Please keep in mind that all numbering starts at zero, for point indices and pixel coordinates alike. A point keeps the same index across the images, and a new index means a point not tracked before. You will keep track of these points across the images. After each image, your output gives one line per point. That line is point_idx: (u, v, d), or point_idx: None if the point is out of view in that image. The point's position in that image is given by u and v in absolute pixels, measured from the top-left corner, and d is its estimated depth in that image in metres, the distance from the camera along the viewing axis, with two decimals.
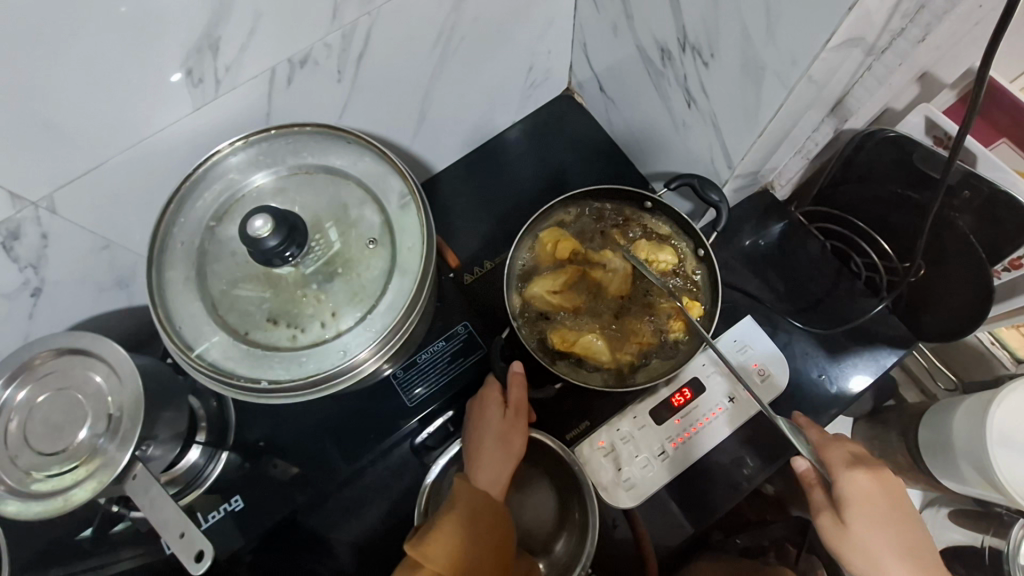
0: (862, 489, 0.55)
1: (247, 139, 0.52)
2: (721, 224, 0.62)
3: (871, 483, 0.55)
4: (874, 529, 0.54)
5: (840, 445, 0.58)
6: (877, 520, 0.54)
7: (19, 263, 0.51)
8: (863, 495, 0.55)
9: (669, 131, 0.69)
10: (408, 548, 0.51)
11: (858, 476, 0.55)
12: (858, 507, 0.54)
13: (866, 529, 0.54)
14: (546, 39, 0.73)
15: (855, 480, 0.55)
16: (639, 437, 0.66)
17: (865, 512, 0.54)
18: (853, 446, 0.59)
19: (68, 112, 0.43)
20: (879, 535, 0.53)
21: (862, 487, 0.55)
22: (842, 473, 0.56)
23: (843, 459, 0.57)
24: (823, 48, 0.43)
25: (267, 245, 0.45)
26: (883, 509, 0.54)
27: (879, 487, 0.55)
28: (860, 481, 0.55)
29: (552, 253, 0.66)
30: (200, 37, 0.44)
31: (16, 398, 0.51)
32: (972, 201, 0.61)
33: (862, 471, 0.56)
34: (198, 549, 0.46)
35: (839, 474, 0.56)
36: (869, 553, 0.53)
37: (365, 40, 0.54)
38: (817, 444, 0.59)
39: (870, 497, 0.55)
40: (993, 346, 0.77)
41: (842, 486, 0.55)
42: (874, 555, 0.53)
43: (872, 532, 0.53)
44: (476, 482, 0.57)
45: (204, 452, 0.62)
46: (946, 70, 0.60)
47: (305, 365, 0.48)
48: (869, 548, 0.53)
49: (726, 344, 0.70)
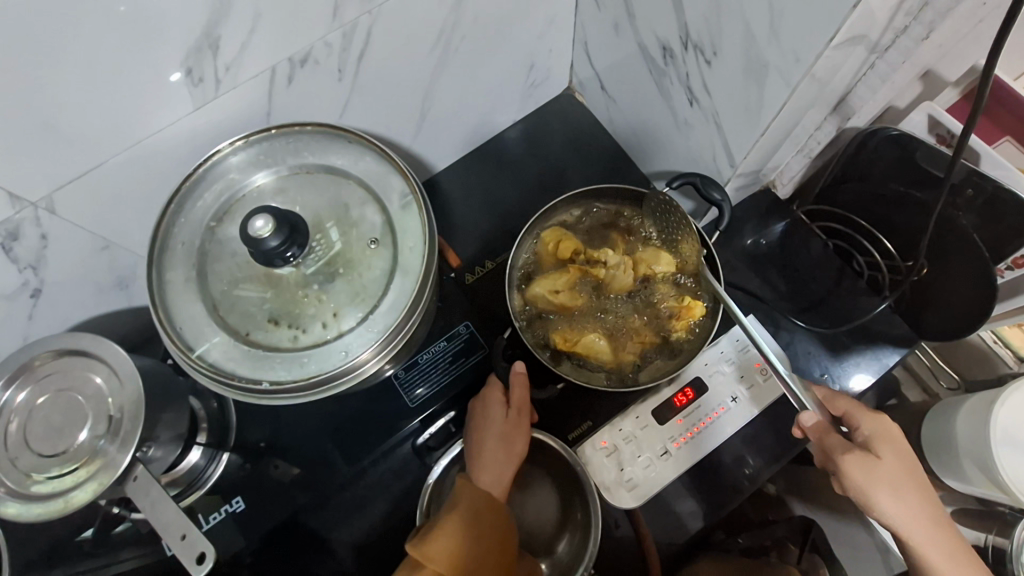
0: (883, 427, 0.55)
1: (247, 139, 0.52)
2: (722, 222, 0.61)
3: (888, 422, 0.55)
4: (900, 464, 0.52)
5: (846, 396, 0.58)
6: (902, 454, 0.53)
7: (19, 264, 0.50)
8: (886, 433, 0.54)
9: (671, 129, 0.69)
10: (411, 548, 0.50)
11: (879, 416, 0.55)
12: (884, 442, 0.53)
13: (894, 463, 0.52)
14: (547, 38, 0.73)
15: (876, 421, 0.55)
16: (640, 437, 0.66)
17: (890, 448, 0.53)
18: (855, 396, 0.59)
19: (67, 111, 0.43)
20: (905, 469, 0.52)
21: (882, 426, 0.55)
22: (862, 415, 0.56)
23: (857, 404, 0.57)
24: (827, 46, 0.42)
25: (268, 245, 0.45)
26: (903, 445, 0.54)
27: (896, 426, 0.55)
28: (880, 420, 0.55)
29: (554, 252, 0.66)
30: (200, 37, 0.44)
31: (16, 399, 0.51)
32: (974, 200, 0.61)
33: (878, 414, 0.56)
34: (199, 551, 0.45)
35: (859, 417, 0.56)
36: (897, 488, 0.51)
37: (365, 39, 0.54)
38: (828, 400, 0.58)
39: (891, 434, 0.54)
40: (995, 344, 0.78)
41: (866, 425, 0.54)
42: (901, 489, 0.52)
43: (899, 467, 0.52)
44: (479, 482, 0.56)
45: (204, 453, 0.61)
46: (949, 68, 0.60)
47: (306, 366, 0.48)
48: (898, 483, 0.52)
49: (729, 343, 0.69)
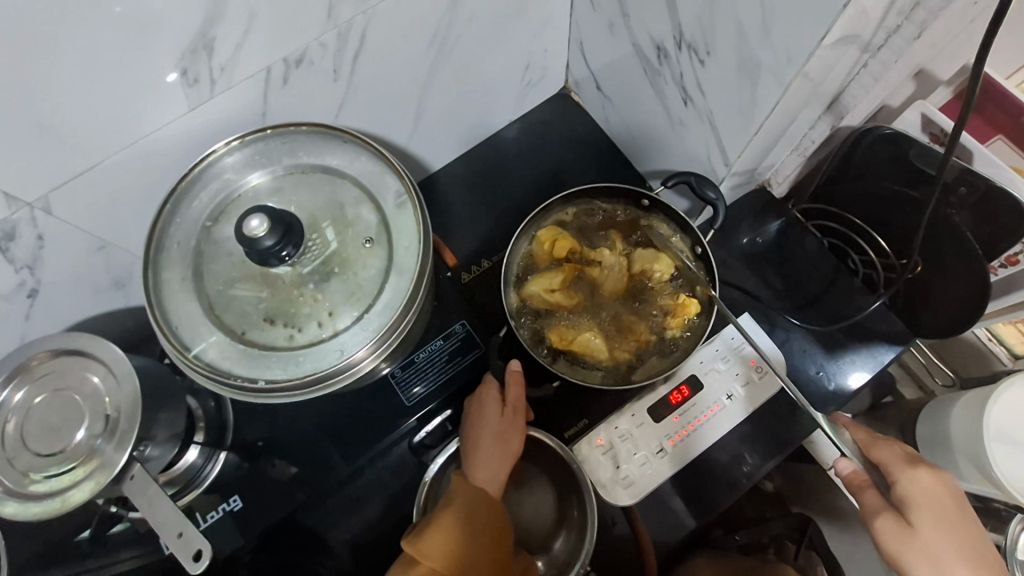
0: (924, 487, 0.53)
1: (243, 139, 0.52)
2: (717, 221, 0.62)
3: (935, 484, 0.54)
4: (940, 531, 0.51)
5: (893, 446, 0.57)
6: (943, 521, 0.52)
7: (16, 265, 0.51)
8: (929, 496, 0.53)
9: (666, 128, 0.69)
10: (407, 544, 0.51)
11: (920, 473, 0.54)
12: (924, 506, 0.52)
13: (932, 531, 0.51)
14: (542, 37, 0.73)
15: (917, 478, 0.54)
16: (637, 435, 0.66)
17: (931, 513, 0.52)
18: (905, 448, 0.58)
19: (62, 112, 0.43)
20: (946, 538, 0.51)
21: (924, 487, 0.53)
22: (902, 472, 0.55)
23: (900, 459, 0.56)
24: (820, 45, 0.43)
25: (264, 245, 0.45)
26: (948, 511, 0.52)
27: (942, 488, 0.53)
28: (922, 480, 0.54)
29: (550, 251, 0.66)
30: (195, 38, 0.44)
31: (14, 399, 0.51)
32: (967, 197, 0.61)
33: (924, 470, 0.54)
34: (197, 549, 0.46)
35: (898, 473, 0.55)
36: (936, 557, 0.50)
37: (360, 39, 0.54)
38: (868, 446, 0.58)
39: (934, 497, 0.53)
40: (991, 343, 0.77)
41: (903, 485, 0.54)
42: (940, 558, 0.50)
43: (937, 533, 0.51)
44: (476, 479, 0.57)
45: (203, 451, 0.62)
46: (942, 66, 0.60)
47: (302, 364, 0.48)
48: (938, 553, 0.51)
49: (725, 341, 0.69)
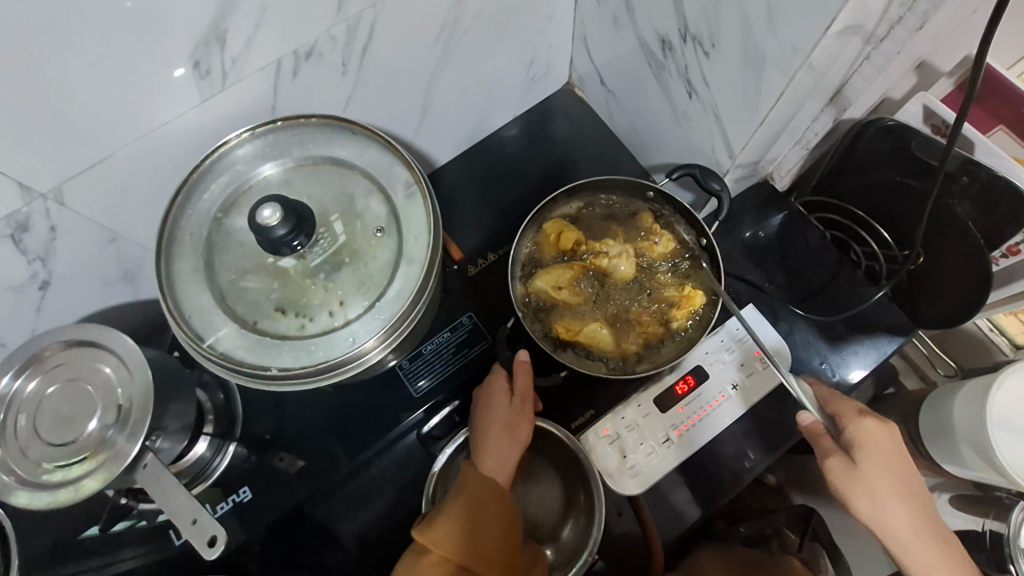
0: (871, 434, 0.56)
1: (254, 131, 0.52)
2: (722, 213, 0.63)
3: (881, 431, 0.57)
4: (882, 470, 0.55)
5: (849, 401, 0.60)
6: (884, 462, 0.55)
7: (28, 256, 0.51)
8: (874, 440, 0.56)
9: (670, 121, 0.69)
10: (416, 534, 0.52)
11: (868, 421, 0.57)
12: (869, 448, 0.55)
13: (875, 471, 0.55)
14: (547, 33, 0.74)
15: (866, 426, 0.57)
16: (643, 425, 0.67)
17: (873, 454, 0.55)
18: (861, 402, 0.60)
19: (75, 103, 0.43)
20: (888, 477, 0.55)
21: (871, 432, 0.56)
22: (852, 421, 0.57)
23: (852, 409, 0.58)
24: (825, 35, 0.43)
25: (276, 234, 0.45)
26: (891, 453, 0.56)
27: (887, 434, 0.56)
28: (870, 427, 0.57)
29: (556, 244, 0.66)
30: (207, 31, 0.45)
31: (26, 389, 0.52)
32: (969, 186, 0.62)
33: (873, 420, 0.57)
34: (211, 535, 0.46)
35: (848, 421, 0.57)
36: (876, 492, 0.54)
37: (369, 32, 0.54)
38: (827, 400, 0.60)
39: (879, 441, 0.56)
40: (992, 333, 0.79)
41: (852, 432, 0.56)
42: (880, 495, 0.54)
43: (879, 472, 0.55)
44: (483, 468, 0.57)
45: (211, 444, 0.62)
46: (943, 58, 0.61)
47: (314, 353, 0.49)
48: (877, 489, 0.54)
49: (730, 332, 0.70)
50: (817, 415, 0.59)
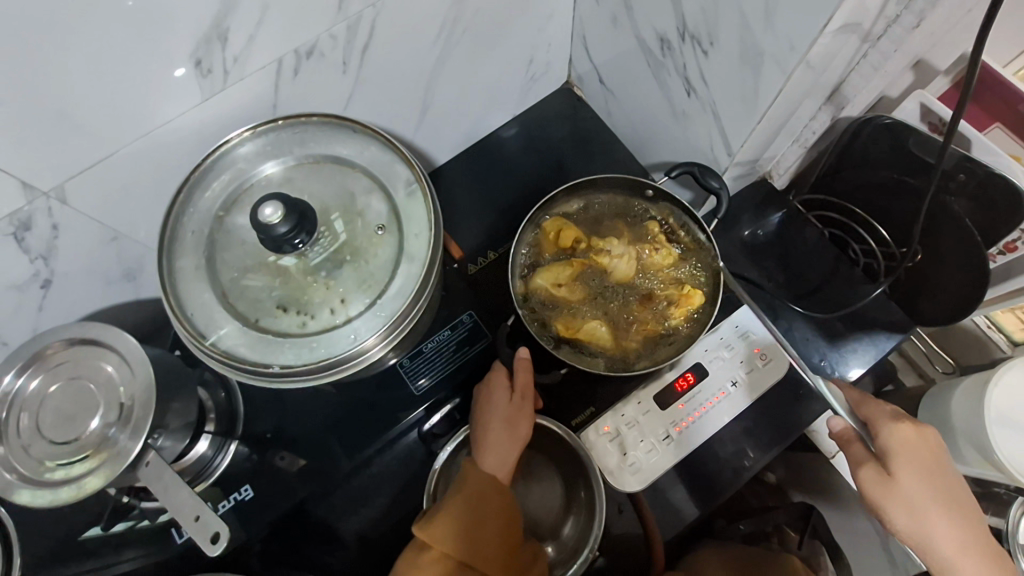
0: (907, 442, 0.54)
1: (255, 130, 0.53)
2: (721, 211, 0.63)
3: (916, 436, 0.54)
4: (920, 480, 0.53)
5: (881, 405, 0.57)
6: (923, 471, 0.53)
7: (30, 255, 0.51)
8: (910, 447, 0.54)
9: (669, 120, 0.70)
10: (417, 530, 0.52)
11: (904, 428, 0.54)
12: (905, 457, 0.53)
13: (913, 481, 0.52)
14: (546, 32, 0.74)
15: (900, 431, 0.54)
16: (643, 422, 0.67)
17: (910, 462, 0.53)
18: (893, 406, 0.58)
19: (77, 101, 0.44)
20: (927, 486, 0.52)
21: (906, 440, 0.54)
22: (886, 427, 0.55)
23: (884, 415, 0.56)
24: (822, 32, 0.43)
25: (278, 232, 0.45)
26: (928, 461, 0.53)
27: (923, 440, 0.54)
28: (905, 434, 0.54)
29: (556, 242, 0.67)
30: (209, 29, 0.45)
31: (29, 388, 0.52)
32: (966, 184, 0.62)
33: (905, 424, 0.55)
34: (214, 532, 0.47)
35: (881, 427, 0.55)
36: (914, 503, 0.52)
37: (369, 31, 0.55)
38: (857, 404, 0.58)
39: (915, 448, 0.54)
40: (990, 330, 0.78)
41: (886, 439, 0.54)
42: (919, 506, 0.52)
43: (916, 482, 0.52)
44: (484, 465, 0.57)
45: (213, 442, 0.62)
46: (940, 56, 0.61)
47: (316, 350, 0.49)
48: (915, 499, 0.52)
49: (729, 330, 0.70)
50: (846, 421, 0.58)
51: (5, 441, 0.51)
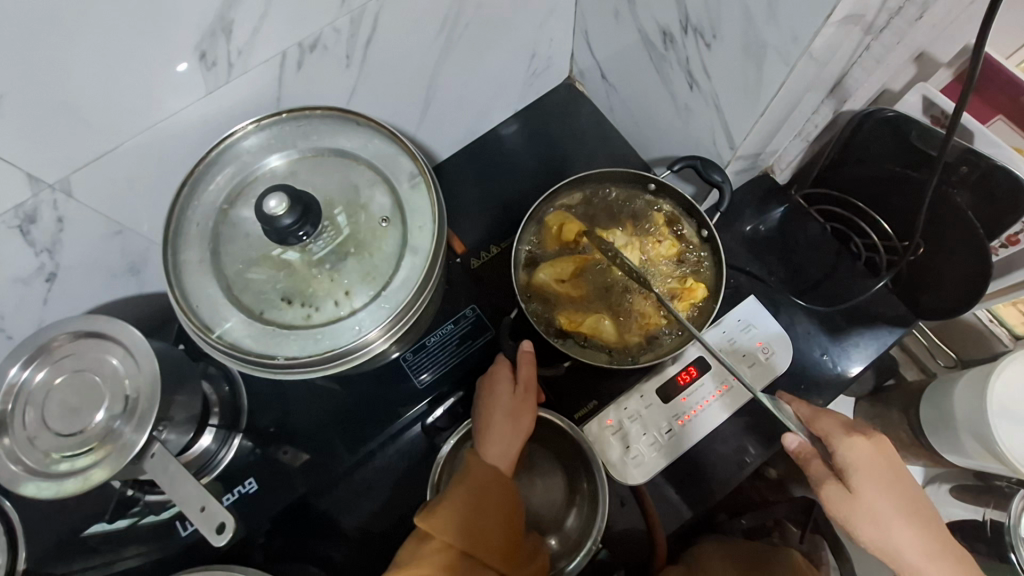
0: (862, 454, 0.54)
1: (259, 123, 0.53)
2: (724, 204, 0.63)
3: (869, 447, 0.55)
4: (880, 492, 0.53)
5: (831, 416, 0.58)
6: (884, 483, 0.53)
7: (36, 248, 0.51)
8: (867, 461, 0.54)
9: (671, 114, 0.70)
10: (419, 519, 0.52)
11: (856, 441, 0.54)
12: (865, 471, 0.53)
13: (874, 494, 0.53)
14: (549, 26, 0.74)
15: (854, 445, 0.54)
16: (646, 415, 0.67)
17: (869, 477, 0.53)
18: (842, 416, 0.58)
19: (83, 94, 0.44)
20: (887, 498, 0.53)
21: (862, 452, 0.54)
22: (841, 441, 0.55)
23: (838, 426, 0.56)
24: (826, 24, 0.44)
25: (282, 223, 0.45)
26: (886, 471, 0.54)
27: (877, 450, 0.54)
28: (861, 446, 0.55)
29: (559, 236, 0.67)
30: (213, 21, 0.45)
31: (35, 379, 0.52)
32: (968, 176, 0.63)
33: (858, 437, 0.55)
34: (221, 522, 0.48)
35: (837, 442, 0.55)
36: (876, 517, 0.52)
37: (372, 24, 0.55)
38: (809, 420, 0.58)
39: (872, 460, 0.54)
40: (991, 323, 0.79)
41: (842, 454, 0.54)
42: (881, 518, 0.52)
43: (878, 495, 0.53)
44: (486, 456, 0.58)
45: (217, 436, 0.62)
46: (943, 49, 0.61)
47: (321, 342, 0.49)
48: (879, 513, 0.52)
49: (731, 324, 0.71)
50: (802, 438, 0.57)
51: (10, 433, 0.51)
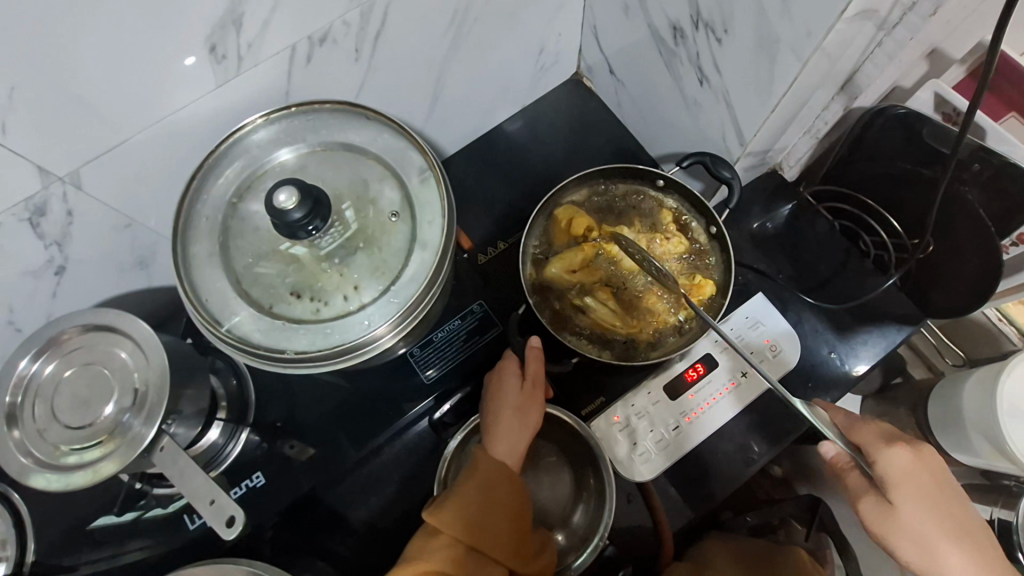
0: (904, 469, 0.51)
1: (269, 116, 0.53)
2: (733, 200, 0.63)
3: (913, 460, 0.51)
4: (923, 510, 0.50)
5: (870, 425, 0.54)
6: (927, 499, 0.50)
7: (45, 240, 0.51)
8: (910, 476, 0.51)
9: (680, 109, 0.69)
10: (426, 513, 0.53)
11: (900, 453, 0.51)
12: (907, 488, 0.50)
13: (916, 513, 0.50)
14: (557, 21, 0.74)
15: (896, 459, 0.51)
16: (653, 412, 0.67)
17: (912, 493, 0.50)
18: (885, 425, 0.55)
19: (94, 87, 0.44)
20: (930, 516, 0.50)
21: (905, 466, 0.51)
22: (881, 453, 0.52)
23: (878, 437, 0.53)
24: (839, 19, 0.43)
25: (292, 218, 0.45)
26: (929, 486, 0.50)
27: (921, 464, 0.51)
28: (903, 459, 0.51)
29: (568, 229, 0.66)
30: (224, 13, 0.45)
31: (45, 371, 0.53)
32: (980, 174, 0.63)
33: (904, 449, 0.51)
34: (229, 515, 0.48)
35: (880, 454, 0.52)
36: (920, 537, 0.50)
37: (382, 18, 0.55)
38: (847, 427, 0.55)
39: (915, 474, 0.51)
40: (1001, 322, 0.81)
41: (884, 469, 0.51)
42: (926, 538, 0.49)
43: (921, 515, 0.50)
44: (494, 452, 0.57)
45: (224, 430, 0.62)
46: (955, 46, 0.61)
47: (330, 336, 0.49)
48: (922, 533, 0.50)
49: (739, 321, 0.71)
50: (840, 448, 0.54)
51: (21, 425, 0.51)
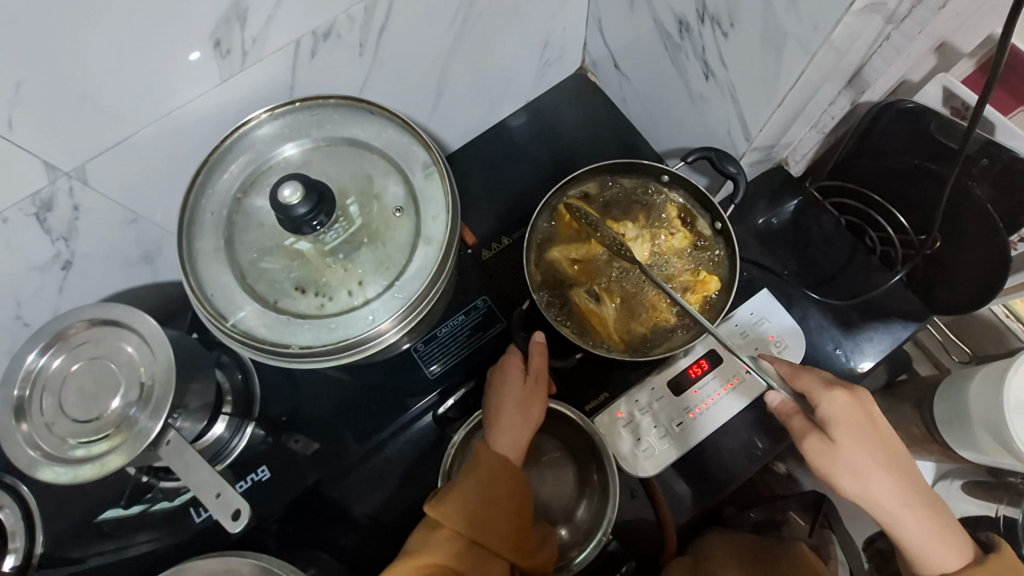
0: (842, 406, 0.53)
1: (273, 112, 0.53)
2: (739, 195, 0.62)
3: (848, 400, 0.53)
4: (860, 443, 0.52)
5: (812, 372, 0.57)
6: (863, 435, 0.52)
7: (52, 236, 0.52)
8: (847, 413, 0.53)
9: (685, 104, 0.69)
10: (428, 507, 0.53)
11: (837, 394, 0.53)
12: (844, 423, 0.52)
13: (854, 447, 0.52)
14: (562, 15, 0.73)
15: (834, 399, 0.53)
16: (658, 408, 0.67)
17: (849, 429, 0.52)
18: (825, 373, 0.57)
19: (101, 81, 0.44)
20: (866, 449, 0.52)
21: (844, 405, 0.53)
22: (822, 396, 0.54)
23: (818, 382, 0.55)
24: (847, 12, 0.43)
25: (297, 213, 0.45)
26: (865, 422, 0.53)
27: (860, 403, 0.53)
28: (841, 399, 0.53)
29: (573, 224, 0.67)
30: (228, 8, 0.45)
31: (51, 365, 0.53)
32: (989, 169, 0.62)
33: (841, 391, 0.54)
34: (235, 508, 0.48)
35: (819, 397, 0.54)
36: (858, 469, 0.51)
37: (386, 11, 0.54)
38: (791, 377, 0.57)
39: (852, 412, 0.53)
40: (1008, 319, 0.79)
41: (824, 408, 0.53)
42: (863, 470, 0.51)
43: (858, 447, 0.52)
44: (497, 446, 0.57)
45: (230, 424, 0.62)
46: (966, 39, 0.60)
47: (334, 331, 0.49)
48: (857, 464, 0.51)
49: (744, 316, 0.71)
50: (783, 395, 0.57)
51: (28, 419, 0.52)
